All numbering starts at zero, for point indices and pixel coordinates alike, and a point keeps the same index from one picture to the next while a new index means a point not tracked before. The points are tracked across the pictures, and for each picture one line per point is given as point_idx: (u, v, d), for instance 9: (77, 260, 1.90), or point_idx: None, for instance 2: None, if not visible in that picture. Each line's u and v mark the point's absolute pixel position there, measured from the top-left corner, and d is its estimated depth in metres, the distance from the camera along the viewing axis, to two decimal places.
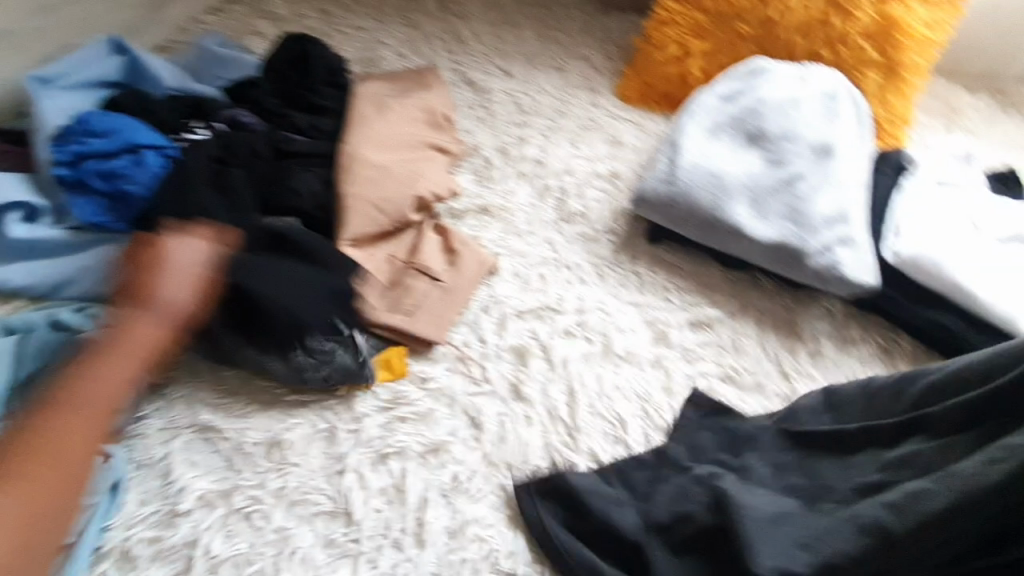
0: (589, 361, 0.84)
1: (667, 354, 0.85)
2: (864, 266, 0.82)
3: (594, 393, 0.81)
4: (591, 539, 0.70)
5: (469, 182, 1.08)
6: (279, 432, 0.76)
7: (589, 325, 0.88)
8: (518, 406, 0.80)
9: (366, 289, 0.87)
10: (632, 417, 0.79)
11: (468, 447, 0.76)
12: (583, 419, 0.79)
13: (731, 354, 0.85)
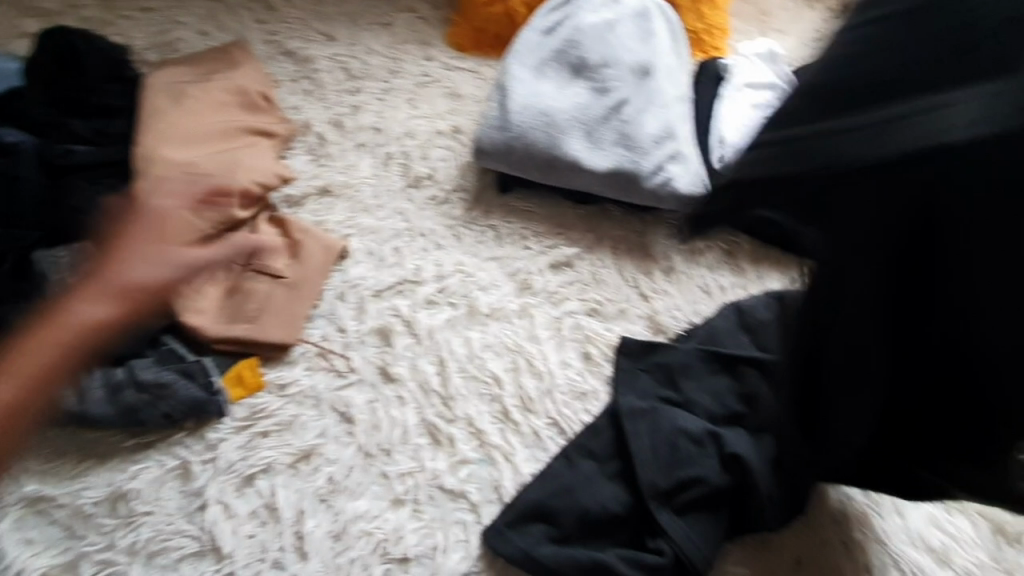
0: (455, 326, 0.82)
1: (532, 300, 0.85)
2: (694, 176, 0.85)
3: (465, 356, 0.80)
4: (482, 504, 0.69)
5: (304, 163, 0.99)
6: (122, 481, 0.69)
7: (452, 289, 0.85)
8: (390, 389, 0.77)
9: (198, 302, 0.79)
10: (507, 374, 0.79)
11: (340, 445, 0.72)
12: (454, 388, 0.77)
13: (593, 287, 0.86)
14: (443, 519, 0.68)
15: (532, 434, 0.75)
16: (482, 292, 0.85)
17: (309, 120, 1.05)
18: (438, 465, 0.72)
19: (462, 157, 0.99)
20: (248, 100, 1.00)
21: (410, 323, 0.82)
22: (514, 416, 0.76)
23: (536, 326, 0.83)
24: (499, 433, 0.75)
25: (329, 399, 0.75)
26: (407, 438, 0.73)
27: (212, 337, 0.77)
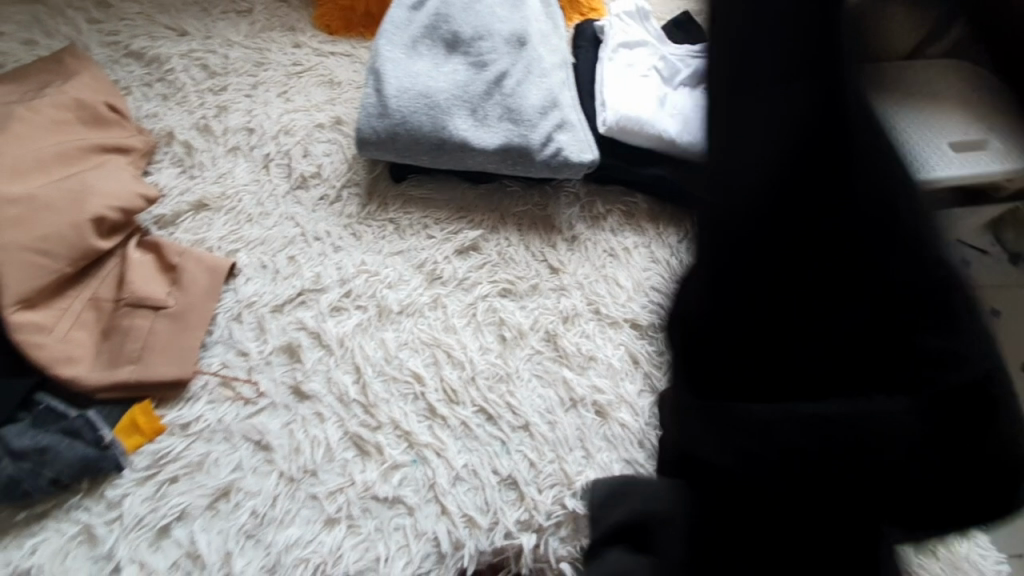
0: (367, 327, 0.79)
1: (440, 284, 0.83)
2: (582, 143, 0.85)
3: (381, 358, 0.77)
4: (419, 504, 0.69)
5: (172, 176, 0.91)
6: (18, 561, 0.63)
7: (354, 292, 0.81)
8: (306, 406, 0.73)
9: (71, 352, 0.72)
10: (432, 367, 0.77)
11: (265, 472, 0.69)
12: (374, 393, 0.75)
13: (504, 263, 0.85)
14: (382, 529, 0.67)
15: (461, 425, 0.74)
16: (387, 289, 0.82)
17: (170, 128, 0.95)
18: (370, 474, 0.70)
19: (347, 149, 0.94)
20: (93, 115, 0.89)
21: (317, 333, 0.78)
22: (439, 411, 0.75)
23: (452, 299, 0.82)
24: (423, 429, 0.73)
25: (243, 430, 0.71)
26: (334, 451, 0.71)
27: (93, 386, 0.70)
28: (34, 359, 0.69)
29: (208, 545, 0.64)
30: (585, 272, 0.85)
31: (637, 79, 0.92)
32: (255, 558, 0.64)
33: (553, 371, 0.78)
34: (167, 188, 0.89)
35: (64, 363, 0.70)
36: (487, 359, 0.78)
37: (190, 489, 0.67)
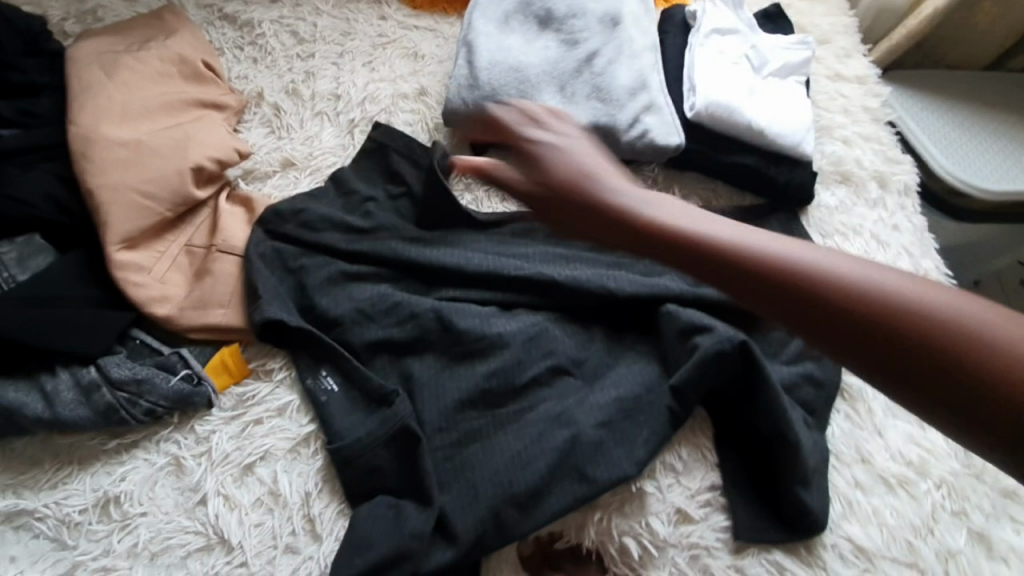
0: (443, 285, 0.80)
1: (519, 247, 0.83)
2: (669, 126, 0.85)
3: None
4: None
5: (260, 135, 0.94)
6: (111, 483, 0.66)
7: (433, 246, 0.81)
8: (383, 362, 0.75)
9: (166, 293, 0.74)
10: (509, 331, 0.74)
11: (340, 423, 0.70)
12: (447, 347, 0.74)
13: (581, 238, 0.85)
14: (450, 487, 0.67)
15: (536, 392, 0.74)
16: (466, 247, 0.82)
17: (260, 89, 0.98)
18: (444, 432, 0.70)
19: (430, 120, 0.95)
20: (192, 71, 0.92)
21: (396, 290, 0.78)
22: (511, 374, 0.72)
23: (531, 254, 0.82)
24: (495, 390, 0.72)
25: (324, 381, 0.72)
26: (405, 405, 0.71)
27: (187, 326, 0.73)
28: (134, 296, 0.72)
29: (287, 487, 0.66)
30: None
31: (726, 65, 0.91)
32: (330, 504, 0.66)
33: (627, 348, 0.77)
34: (257, 146, 0.92)
35: (160, 302, 0.73)
36: (565, 330, 0.77)
37: (272, 431, 0.69)
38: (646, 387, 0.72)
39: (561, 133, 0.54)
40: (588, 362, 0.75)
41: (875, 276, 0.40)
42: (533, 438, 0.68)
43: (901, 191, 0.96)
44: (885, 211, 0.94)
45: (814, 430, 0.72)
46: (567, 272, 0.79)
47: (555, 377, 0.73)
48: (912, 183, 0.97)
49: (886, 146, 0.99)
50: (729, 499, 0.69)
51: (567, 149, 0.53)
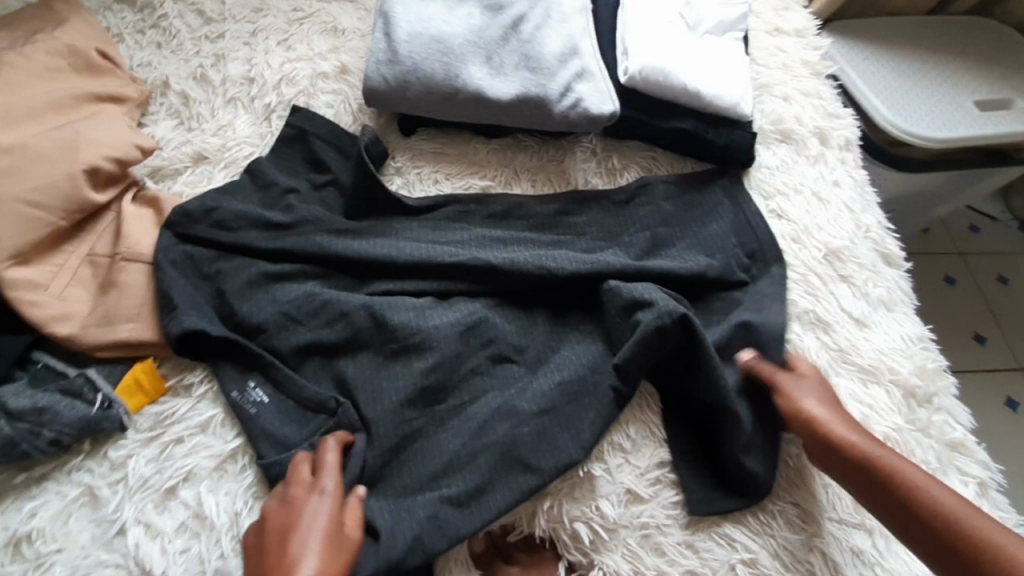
0: (377, 278, 0.75)
1: (453, 232, 0.79)
2: (602, 93, 0.81)
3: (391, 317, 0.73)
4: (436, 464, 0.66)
5: (167, 128, 0.86)
6: (19, 522, 0.61)
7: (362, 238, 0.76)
8: (314, 364, 0.71)
9: (68, 309, 0.68)
10: (444, 324, 0.71)
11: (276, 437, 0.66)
12: (382, 343, 0.70)
13: (518, 217, 0.82)
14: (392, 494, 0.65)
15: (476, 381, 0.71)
16: (400, 236, 0.78)
17: (165, 77, 0.90)
18: (383, 432, 0.67)
19: (352, 100, 0.89)
20: (83, 61, 0.83)
21: (324, 288, 0.74)
22: (452, 370, 0.70)
23: (467, 238, 0.78)
24: (435, 386, 0.69)
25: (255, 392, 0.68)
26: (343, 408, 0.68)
27: (93, 345, 0.68)
28: (28, 317, 0.66)
29: (217, 507, 0.63)
30: (607, 226, 0.82)
31: (661, 23, 0.87)
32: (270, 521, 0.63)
33: (570, 330, 0.75)
34: (164, 140, 0.85)
35: (61, 321, 0.68)
36: (506, 318, 0.74)
37: (195, 450, 0.65)
38: (591, 368, 0.71)
39: (801, 385, 0.69)
40: (530, 349, 0.73)
41: (954, 503, 0.56)
42: (478, 432, 0.67)
43: (842, 146, 0.95)
44: (826, 167, 0.92)
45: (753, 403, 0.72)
46: (505, 255, 0.75)
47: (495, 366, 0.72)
48: (852, 137, 0.95)
49: (825, 100, 0.97)
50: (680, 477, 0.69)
51: (807, 387, 0.69)
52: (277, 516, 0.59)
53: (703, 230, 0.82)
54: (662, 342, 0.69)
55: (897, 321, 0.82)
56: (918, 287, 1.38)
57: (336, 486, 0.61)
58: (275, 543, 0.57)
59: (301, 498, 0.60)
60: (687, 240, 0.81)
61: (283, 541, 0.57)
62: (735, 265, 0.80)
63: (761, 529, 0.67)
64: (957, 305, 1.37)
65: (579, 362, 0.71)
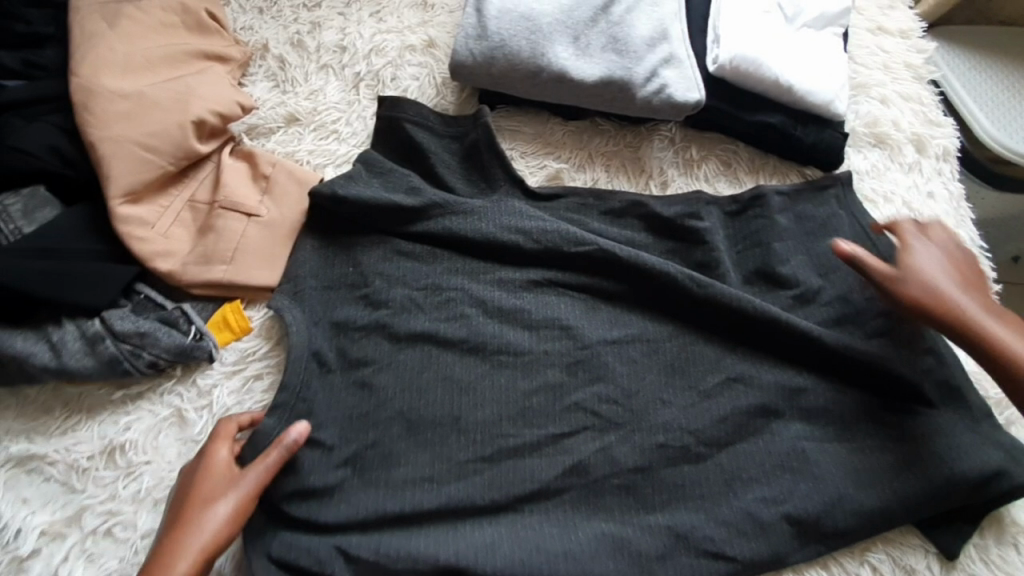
0: (455, 256, 0.79)
1: (540, 214, 0.79)
2: (689, 80, 0.80)
3: (468, 298, 0.76)
4: (491, 439, 0.71)
5: (265, 89, 0.92)
6: (115, 433, 0.67)
7: (486, 218, 0.78)
8: (382, 325, 0.75)
9: (170, 249, 0.74)
10: (518, 314, 0.76)
11: (348, 399, 0.72)
12: (477, 332, 0.75)
13: (594, 208, 0.82)
14: (468, 476, 0.69)
15: (540, 367, 0.74)
16: (522, 219, 0.78)
17: (265, 41, 0.95)
18: (470, 416, 0.71)
19: (437, 74, 0.91)
20: (195, 21, 0.89)
21: (404, 261, 0.78)
22: (543, 372, 0.74)
23: (591, 235, 0.78)
24: (502, 371, 0.73)
25: (329, 345, 0.74)
26: (431, 384, 0.73)
27: (189, 281, 0.73)
28: (136, 251, 0.72)
29: (315, 468, 0.69)
30: (686, 215, 0.80)
31: (756, 12, 0.84)
32: (358, 482, 0.69)
33: (637, 327, 0.76)
34: (260, 101, 0.90)
35: (163, 258, 0.73)
36: (580, 312, 0.76)
37: (271, 389, 0.71)
38: (648, 368, 0.74)
39: (929, 244, 0.72)
40: (596, 345, 0.75)
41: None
42: (557, 433, 0.71)
43: (939, 155, 0.89)
44: (920, 176, 0.87)
45: (808, 420, 0.72)
46: (587, 246, 0.77)
47: (568, 355, 0.74)
48: (951, 147, 0.90)
49: (926, 107, 0.92)
50: (722, 477, 0.70)
51: (933, 254, 0.72)
52: (183, 482, 0.63)
53: (779, 228, 0.79)
54: (713, 355, 0.75)
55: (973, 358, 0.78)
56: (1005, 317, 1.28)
57: (230, 453, 0.65)
58: (181, 497, 0.62)
59: (198, 464, 0.64)
60: (763, 237, 0.79)
61: (184, 501, 0.62)
62: (809, 270, 0.78)
63: (804, 567, 0.68)
64: None
65: (639, 364, 0.74)
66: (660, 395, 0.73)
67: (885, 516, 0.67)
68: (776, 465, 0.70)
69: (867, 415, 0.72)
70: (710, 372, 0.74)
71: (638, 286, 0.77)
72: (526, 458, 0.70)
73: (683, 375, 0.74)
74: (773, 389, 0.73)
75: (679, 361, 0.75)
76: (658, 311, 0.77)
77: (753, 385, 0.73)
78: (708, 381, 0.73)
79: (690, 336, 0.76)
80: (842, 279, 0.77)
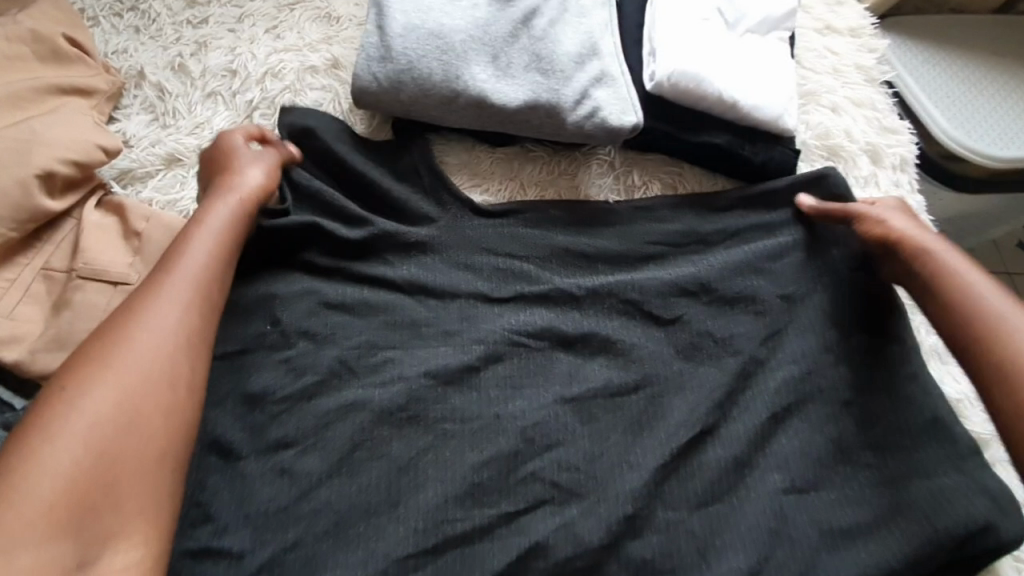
0: (388, 311, 0.69)
1: (489, 254, 0.72)
2: (623, 101, 0.71)
3: (408, 360, 0.66)
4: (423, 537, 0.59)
5: (141, 125, 0.78)
6: None
7: (432, 267, 0.71)
8: (284, 403, 0.64)
9: (15, 334, 0.62)
10: (459, 373, 0.66)
11: (266, 491, 0.60)
12: (418, 399, 0.64)
13: (545, 238, 0.73)
14: (410, 572, 0.58)
15: (482, 441, 0.63)
16: (476, 254, 0.72)
17: (141, 67, 0.82)
18: (404, 498, 0.60)
19: (343, 99, 0.80)
20: (50, 48, 0.75)
21: (330, 316, 0.68)
22: (492, 442, 0.63)
23: (546, 272, 0.72)
24: (439, 443, 0.63)
25: (239, 425, 0.63)
26: (364, 463, 0.62)
27: (41, 374, 0.62)
28: None
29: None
30: (651, 238, 0.74)
31: (694, 20, 0.76)
32: None
33: (596, 377, 0.67)
34: (134, 139, 0.77)
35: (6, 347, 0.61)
36: (530, 366, 0.67)
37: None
38: (611, 429, 0.65)
39: (903, 204, 0.72)
40: (549, 405, 0.65)
41: None
42: (508, 512, 0.60)
43: (896, 166, 0.83)
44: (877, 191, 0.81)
45: (784, 475, 0.63)
46: (542, 286, 0.70)
47: (521, 416, 0.64)
48: (908, 155, 0.84)
49: (880, 112, 0.86)
50: (696, 547, 0.60)
51: (907, 208, 0.72)
52: (210, 159, 0.70)
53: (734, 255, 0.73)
54: (672, 408, 0.66)
55: (951, 378, 0.70)
56: None
57: (244, 138, 0.71)
58: (208, 175, 0.69)
59: (217, 144, 0.70)
60: (730, 257, 0.72)
61: (212, 174, 0.69)
62: (776, 298, 0.71)
63: None
64: None
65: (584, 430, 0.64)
66: (623, 459, 0.63)
67: (882, 574, 0.59)
68: (744, 536, 0.61)
69: (849, 455, 0.65)
70: (676, 429, 0.64)
71: (597, 329, 0.69)
72: (477, 543, 0.59)
73: (644, 432, 0.65)
74: (749, 445, 0.64)
75: (639, 420, 0.65)
76: (625, 350, 0.68)
77: (716, 444, 0.64)
78: (678, 439, 0.64)
79: (654, 386, 0.67)
80: (794, 319, 0.70)
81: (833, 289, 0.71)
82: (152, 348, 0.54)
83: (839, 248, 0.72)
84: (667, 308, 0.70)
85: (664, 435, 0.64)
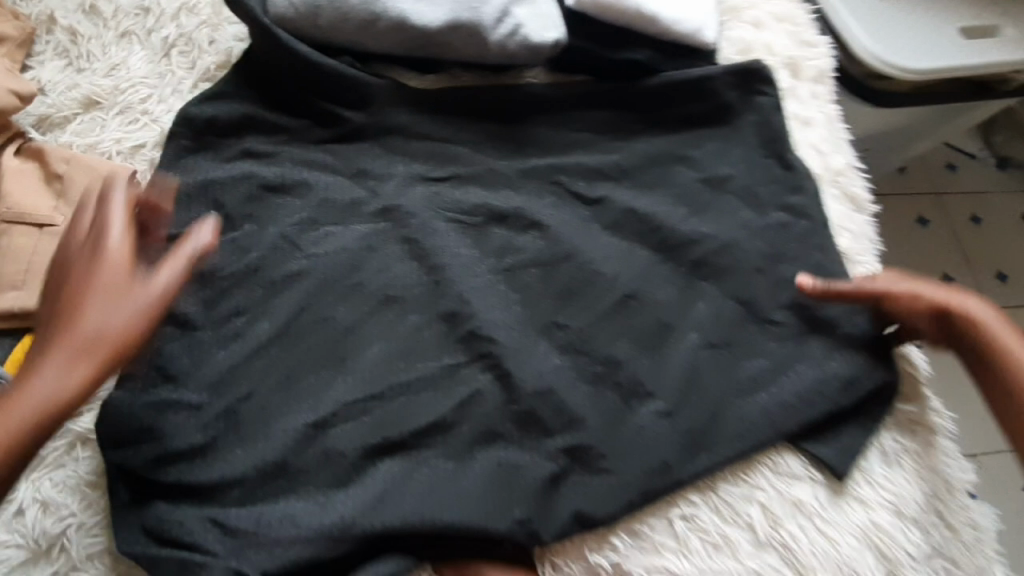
0: (318, 186, 0.70)
1: (417, 133, 0.74)
2: (544, 18, 0.72)
3: (346, 233, 0.69)
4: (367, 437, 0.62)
5: (55, 70, 0.75)
6: None
7: (367, 146, 0.73)
8: (221, 327, 0.64)
9: None
10: (388, 244, 0.69)
11: (219, 356, 0.63)
12: (358, 316, 0.66)
13: (469, 114, 0.76)
14: (356, 417, 0.62)
15: (418, 340, 0.66)
16: (408, 138, 0.74)
17: (51, 11, 0.78)
18: (332, 386, 0.63)
19: None
20: None
21: (261, 197, 0.70)
22: (432, 304, 0.67)
23: (473, 150, 0.75)
24: (375, 316, 0.66)
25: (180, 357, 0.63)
26: (304, 335, 0.64)
27: None
28: None
29: (181, 429, 0.59)
30: (574, 123, 0.78)
31: None
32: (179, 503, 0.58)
33: (525, 245, 0.71)
34: (50, 85, 0.74)
35: None
36: (462, 237, 0.71)
37: (96, 452, 0.59)
38: (536, 289, 0.70)
39: None
40: (478, 268, 0.70)
41: None
42: (448, 410, 0.64)
43: (814, 78, 0.86)
44: (798, 102, 0.85)
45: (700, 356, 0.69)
46: (471, 165, 0.74)
47: (448, 276, 0.69)
48: (827, 67, 0.87)
49: (801, 27, 0.88)
50: (623, 424, 0.66)
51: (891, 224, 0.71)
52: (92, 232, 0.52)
53: (648, 138, 0.78)
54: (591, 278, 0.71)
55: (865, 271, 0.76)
56: (890, 231, 1.30)
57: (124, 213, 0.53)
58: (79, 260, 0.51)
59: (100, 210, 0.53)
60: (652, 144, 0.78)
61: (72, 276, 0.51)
62: (695, 182, 0.77)
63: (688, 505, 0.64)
64: (931, 245, 1.28)
65: (511, 311, 0.69)
66: (549, 322, 0.69)
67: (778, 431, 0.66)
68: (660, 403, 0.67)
69: (758, 333, 0.71)
70: (600, 295, 0.70)
71: (526, 206, 0.73)
72: (419, 394, 0.64)
73: (574, 298, 0.70)
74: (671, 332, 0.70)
75: (569, 288, 0.70)
76: (546, 223, 0.72)
77: (634, 337, 0.69)
78: (604, 300, 0.70)
79: (573, 249, 0.72)
80: (707, 221, 0.75)
81: (746, 172, 0.78)
82: (64, 384, 0.48)
83: (743, 146, 0.79)
84: (590, 189, 0.75)
85: (594, 296, 0.70)
